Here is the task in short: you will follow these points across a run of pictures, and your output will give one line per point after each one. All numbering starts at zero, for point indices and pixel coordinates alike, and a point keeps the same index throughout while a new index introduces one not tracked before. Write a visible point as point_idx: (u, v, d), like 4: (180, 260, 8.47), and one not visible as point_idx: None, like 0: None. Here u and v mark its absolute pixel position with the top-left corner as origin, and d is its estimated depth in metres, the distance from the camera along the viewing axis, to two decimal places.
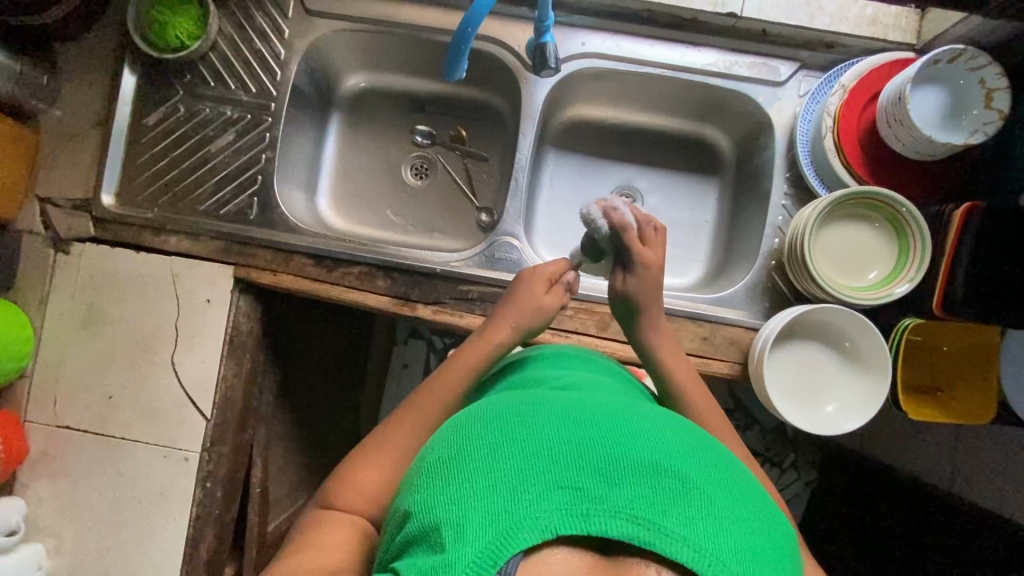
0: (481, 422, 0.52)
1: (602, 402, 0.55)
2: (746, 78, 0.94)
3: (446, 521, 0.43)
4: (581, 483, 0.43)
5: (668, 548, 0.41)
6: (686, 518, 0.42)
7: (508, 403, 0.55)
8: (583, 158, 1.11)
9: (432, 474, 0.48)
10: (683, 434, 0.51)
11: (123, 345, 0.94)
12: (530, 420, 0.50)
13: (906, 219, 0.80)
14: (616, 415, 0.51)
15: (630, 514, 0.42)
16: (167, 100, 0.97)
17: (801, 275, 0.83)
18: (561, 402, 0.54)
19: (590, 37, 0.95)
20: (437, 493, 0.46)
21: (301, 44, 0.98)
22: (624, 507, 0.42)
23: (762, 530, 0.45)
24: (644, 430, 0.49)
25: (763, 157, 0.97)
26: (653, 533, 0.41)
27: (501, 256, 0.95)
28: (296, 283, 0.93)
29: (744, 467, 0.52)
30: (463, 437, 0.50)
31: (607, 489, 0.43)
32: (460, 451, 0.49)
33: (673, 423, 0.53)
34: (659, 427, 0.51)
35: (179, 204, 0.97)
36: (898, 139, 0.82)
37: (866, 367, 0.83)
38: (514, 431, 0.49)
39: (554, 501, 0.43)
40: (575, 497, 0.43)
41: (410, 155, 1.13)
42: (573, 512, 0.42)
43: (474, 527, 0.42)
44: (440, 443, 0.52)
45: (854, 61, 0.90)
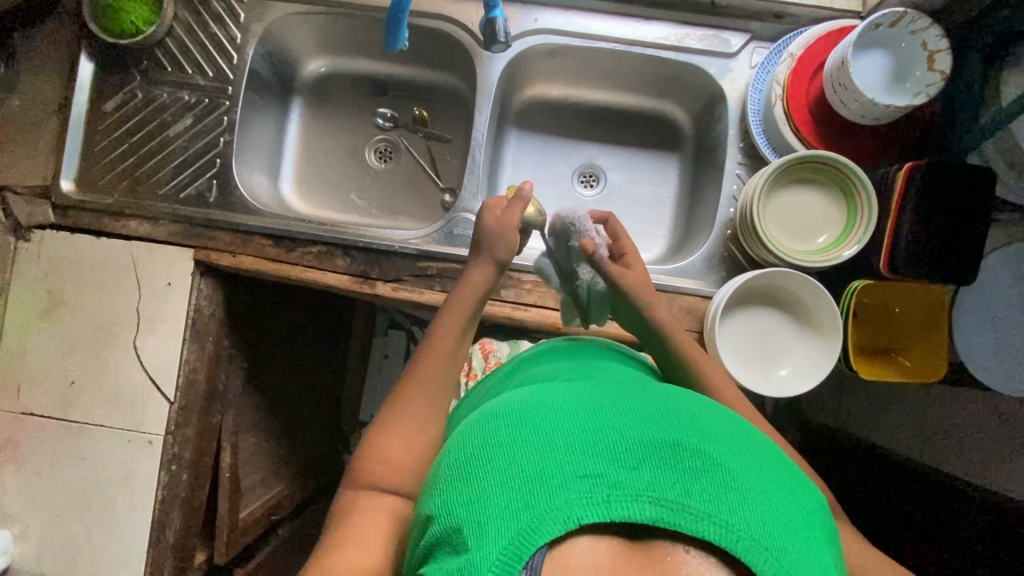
0: (491, 420, 0.52)
1: (611, 391, 0.56)
2: (697, 51, 0.95)
3: (467, 521, 0.44)
4: (599, 471, 0.44)
5: (693, 526, 0.41)
6: (707, 495, 0.42)
7: (518, 398, 0.55)
8: (545, 137, 1.12)
9: (449, 477, 0.49)
10: (694, 413, 0.51)
11: (85, 331, 0.95)
12: (540, 414, 0.50)
13: (853, 181, 0.81)
14: (625, 403, 0.52)
15: (651, 497, 0.42)
16: (125, 86, 0.98)
17: (753, 241, 0.84)
18: (570, 395, 0.54)
19: (543, 14, 0.96)
20: (456, 494, 0.46)
21: (257, 28, 0.98)
22: (645, 491, 0.43)
23: (787, 499, 0.45)
24: (656, 414, 0.49)
25: (718, 129, 0.98)
26: (675, 513, 0.41)
27: (459, 233, 0.95)
28: (256, 264, 0.94)
29: (762, 437, 0.52)
30: (475, 437, 0.51)
31: (626, 475, 0.44)
32: (473, 451, 0.49)
33: (685, 402, 0.53)
34: (671, 408, 0.51)
35: (140, 189, 0.97)
36: (844, 103, 0.83)
37: (816, 329, 0.84)
38: (526, 423, 0.49)
39: (574, 489, 0.43)
40: (594, 485, 0.43)
41: (373, 139, 1.13)
42: (595, 500, 0.42)
43: (496, 524, 0.42)
44: (454, 446, 0.53)
45: (801, 30, 0.91)
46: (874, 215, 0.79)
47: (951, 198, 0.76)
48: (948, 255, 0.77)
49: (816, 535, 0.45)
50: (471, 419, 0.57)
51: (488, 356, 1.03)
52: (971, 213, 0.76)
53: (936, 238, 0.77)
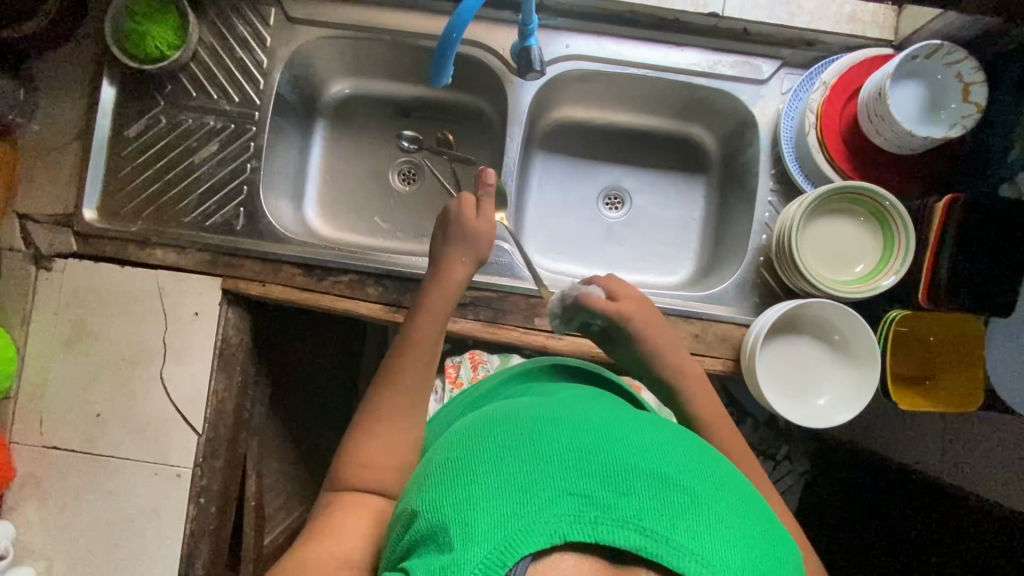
0: (489, 430, 0.52)
1: (610, 416, 0.56)
2: (728, 77, 0.95)
3: (454, 522, 0.44)
4: (589, 491, 0.44)
5: (675, 561, 0.40)
6: (694, 531, 0.42)
7: (517, 410, 0.56)
8: (569, 159, 1.12)
9: (440, 478, 0.49)
10: (690, 452, 0.51)
11: (110, 362, 0.93)
12: (539, 429, 0.51)
13: (893, 217, 0.81)
14: (623, 428, 0.52)
15: (637, 524, 0.42)
16: (148, 111, 0.96)
17: (791, 270, 0.84)
18: (570, 413, 0.55)
19: (574, 39, 0.95)
20: (446, 494, 0.46)
21: (284, 52, 0.97)
22: (632, 517, 0.42)
23: (768, 551, 0.45)
24: (651, 445, 0.50)
25: (748, 154, 0.98)
26: (659, 545, 0.41)
27: (492, 260, 0.94)
28: (285, 293, 0.92)
29: (753, 489, 0.52)
30: (472, 445, 0.51)
31: (616, 499, 0.43)
32: (468, 458, 0.49)
33: (682, 438, 0.54)
34: (668, 442, 0.51)
35: (164, 216, 0.95)
36: (879, 133, 0.84)
37: (854, 359, 0.84)
38: (525, 438, 0.49)
39: (562, 508, 0.43)
40: (582, 505, 0.43)
41: (397, 161, 1.12)
42: (582, 519, 0.42)
43: (482, 529, 0.42)
44: (448, 451, 0.53)
45: (834, 58, 0.91)
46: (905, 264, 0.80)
47: (992, 228, 0.77)
48: (987, 287, 0.77)
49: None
50: (466, 426, 0.58)
51: (477, 366, 0.99)
52: (1010, 245, 0.77)
53: (974, 272, 0.78)
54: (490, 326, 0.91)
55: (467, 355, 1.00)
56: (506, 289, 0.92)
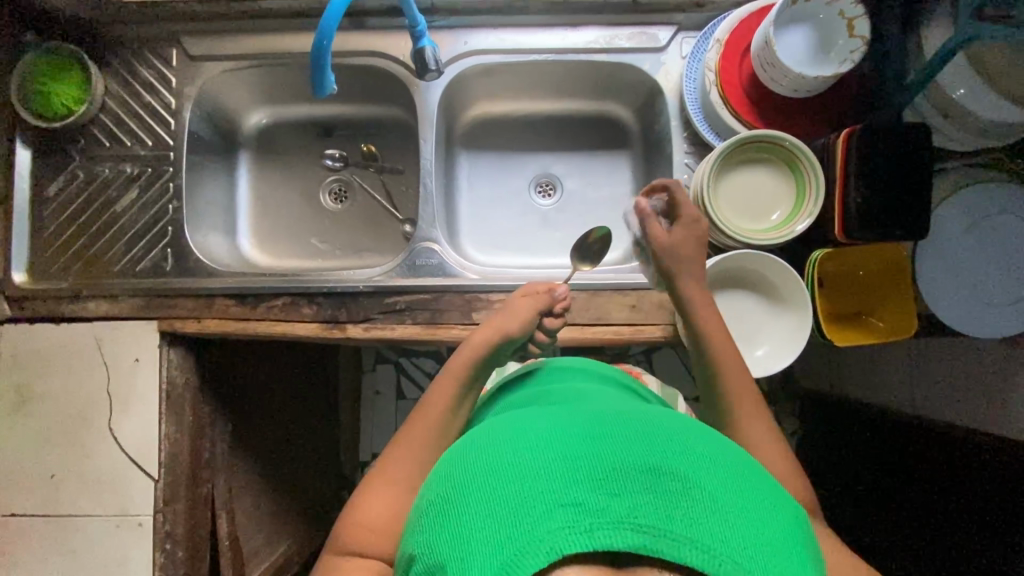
0: (474, 451, 0.51)
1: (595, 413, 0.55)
2: (628, 50, 0.96)
3: (452, 559, 0.43)
4: (581, 498, 0.43)
5: (676, 553, 0.40)
6: (690, 520, 0.42)
7: (502, 424, 0.55)
8: (494, 154, 1.13)
9: (433, 511, 0.48)
10: (677, 433, 0.50)
11: (59, 421, 0.93)
12: (522, 442, 0.50)
13: (801, 157, 0.82)
14: (607, 424, 0.51)
15: (633, 522, 0.41)
16: (66, 168, 0.97)
17: (707, 223, 0.85)
18: (555, 418, 0.54)
19: (472, 36, 0.96)
20: (443, 531, 0.46)
21: (191, 90, 0.98)
22: (627, 517, 0.42)
23: (770, 520, 0.45)
24: (639, 435, 0.49)
25: (661, 121, 0.99)
26: (658, 539, 0.41)
27: (422, 263, 0.94)
28: (220, 326, 0.92)
29: (745, 458, 0.52)
30: (455, 471, 0.51)
31: (608, 501, 0.43)
32: (458, 485, 0.48)
33: (669, 421, 0.53)
34: (653, 427, 0.51)
35: (94, 268, 0.96)
36: (776, 81, 0.84)
37: (786, 304, 0.85)
38: (508, 455, 0.48)
39: (556, 522, 0.42)
40: (576, 514, 0.42)
41: (326, 181, 1.13)
42: (577, 529, 0.41)
43: (479, 560, 0.42)
44: (440, 478, 0.52)
45: (724, 15, 0.92)
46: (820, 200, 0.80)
47: (891, 158, 0.78)
48: (897, 214, 0.78)
49: (800, 556, 0.44)
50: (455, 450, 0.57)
51: None
52: (911, 173, 0.78)
53: (884, 200, 0.78)
54: (430, 327, 0.91)
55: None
56: (439, 289, 0.92)
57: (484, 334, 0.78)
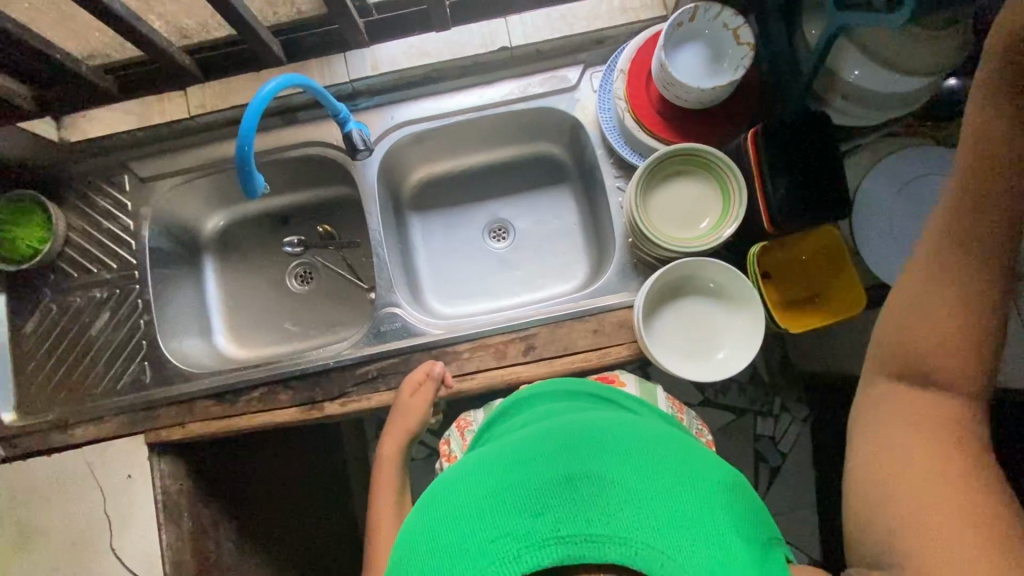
0: (420, 509, 0.56)
1: (523, 439, 0.60)
2: (543, 94, 1.02)
3: None
4: (511, 529, 0.48)
5: (599, 552, 0.45)
6: (607, 519, 0.47)
7: (445, 475, 0.60)
8: (443, 210, 1.18)
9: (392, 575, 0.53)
10: (597, 443, 0.56)
11: (62, 551, 0.94)
12: (458, 489, 0.54)
13: (726, 175, 0.87)
14: (531, 449, 0.57)
15: (557, 537, 0.46)
16: (39, 305, 1.01)
17: (645, 241, 0.88)
18: (489, 456, 0.59)
19: (395, 110, 1.02)
20: None
21: (146, 209, 1.03)
22: (551, 533, 0.47)
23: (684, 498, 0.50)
24: (559, 452, 0.55)
25: (589, 152, 1.04)
26: (582, 545, 0.46)
27: (387, 328, 0.97)
28: (204, 427, 0.95)
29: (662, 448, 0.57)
30: (403, 537, 0.55)
31: (534, 523, 0.48)
32: (408, 545, 0.53)
33: (587, 429, 0.59)
34: (571, 442, 0.57)
35: (77, 395, 0.99)
36: (679, 97, 0.89)
37: (734, 301, 0.87)
38: (446, 505, 0.53)
39: (492, 556, 0.47)
40: (508, 544, 0.47)
41: (290, 266, 1.18)
42: (511, 557, 0.46)
43: None
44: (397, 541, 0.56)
45: (623, 47, 0.98)
46: (737, 220, 0.85)
47: (800, 148, 0.83)
48: (818, 196, 0.81)
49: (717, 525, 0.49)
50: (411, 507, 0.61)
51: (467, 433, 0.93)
52: (821, 157, 0.82)
53: (804, 187, 0.82)
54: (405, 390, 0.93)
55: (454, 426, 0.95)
56: (407, 350, 0.95)
57: (391, 440, 0.93)
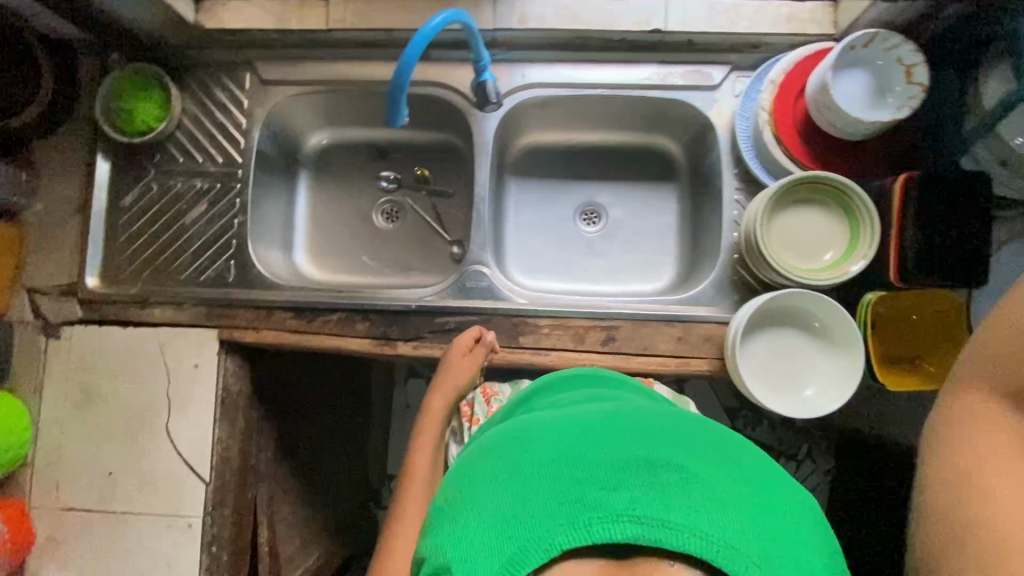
0: (477, 458, 0.54)
1: (594, 409, 0.58)
2: (682, 87, 0.98)
3: (455, 556, 0.46)
4: (581, 496, 0.46)
5: (673, 540, 0.43)
6: (686, 508, 0.45)
7: (505, 429, 0.58)
8: (543, 181, 1.16)
9: (439, 513, 0.51)
10: (676, 429, 0.53)
11: (119, 421, 0.97)
12: (523, 445, 0.52)
13: (863, 227, 0.83)
14: (604, 420, 0.54)
15: (631, 514, 0.44)
16: (140, 180, 1.02)
17: (760, 263, 0.86)
18: (555, 418, 0.57)
19: (529, 70, 1.00)
20: (448, 532, 0.48)
21: (261, 112, 1.03)
22: (625, 510, 0.44)
23: (764, 505, 0.47)
24: (635, 429, 0.52)
25: (712, 157, 1.01)
26: (656, 529, 0.44)
27: (474, 286, 0.96)
28: (277, 338, 0.96)
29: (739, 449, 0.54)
30: (458, 480, 0.53)
31: (606, 496, 0.46)
32: (463, 488, 0.51)
33: (663, 415, 0.56)
34: (648, 421, 0.54)
35: (160, 277, 1.00)
36: (831, 123, 0.86)
37: (835, 344, 0.85)
38: (510, 457, 0.51)
39: (557, 517, 0.45)
40: (576, 510, 0.45)
41: (378, 201, 1.18)
42: (578, 524, 0.44)
43: (483, 558, 0.45)
44: (446, 483, 0.55)
45: (780, 56, 0.94)
46: (846, 276, 0.82)
47: (952, 204, 0.78)
48: (954, 259, 0.79)
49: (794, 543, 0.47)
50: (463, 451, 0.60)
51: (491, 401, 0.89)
52: (970, 219, 0.78)
53: (942, 245, 0.79)
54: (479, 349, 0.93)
55: (479, 388, 0.90)
56: (487, 312, 0.94)
57: (441, 397, 0.88)
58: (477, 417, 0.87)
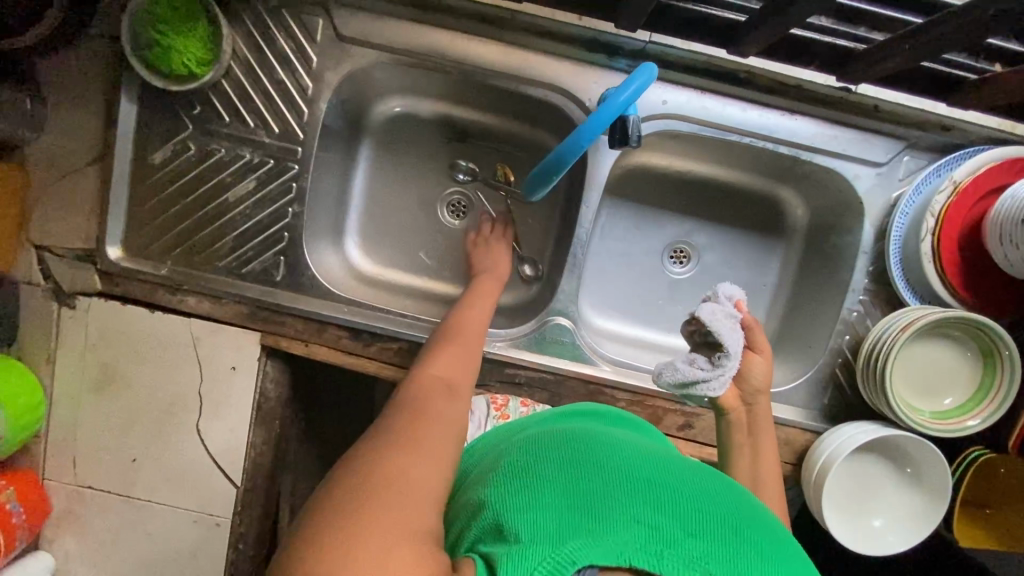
0: (557, 446, 0.52)
1: (678, 460, 0.55)
2: (843, 156, 0.82)
3: (519, 520, 0.43)
4: (660, 525, 0.43)
5: None
6: None
7: (588, 432, 0.56)
8: (638, 207, 1.02)
9: (507, 478, 0.49)
10: (755, 515, 0.50)
11: (144, 409, 0.88)
12: (611, 459, 0.50)
13: (994, 396, 0.76)
14: (692, 473, 0.52)
15: (705, 567, 0.41)
16: (176, 136, 0.83)
17: (875, 389, 0.79)
18: (639, 449, 0.55)
19: (672, 94, 0.81)
20: (512, 497, 0.46)
21: (333, 76, 0.83)
22: (700, 560, 0.41)
23: None
24: (720, 496, 0.49)
25: (844, 240, 0.89)
26: None
27: (553, 339, 0.86)
28: (329, 355, 0.86)
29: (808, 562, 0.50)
30: (535, 456, 0.51)
31: (684, 540, 0.42)
32: (541, 468, 0.49)
33: (742, 493, 0.53)
34: (732, 495, 0.51)
35: (194, 258, 0.86)
36: (1007, 257, 0.75)
37: (920, 497, 0.82)
38: (595, 459, 0.49)
39: (629, 530, 0.42)
40: (652, 535, 0.42)
41: (447, 192, 1.02)
42: (650, 549, 0.41)
43: (549, 532, 0.42)
44: (516, 457, 0.53)
45: (969, 152, 0.79)
46: (945, 433, 0.76)
47: None
48: None
49: None
50: (533, 437, 0.57)
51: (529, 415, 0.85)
52: None
53: None
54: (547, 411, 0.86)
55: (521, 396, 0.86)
56: (565, 373, 0.86)
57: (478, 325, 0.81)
58: (509, 412, 0.83)
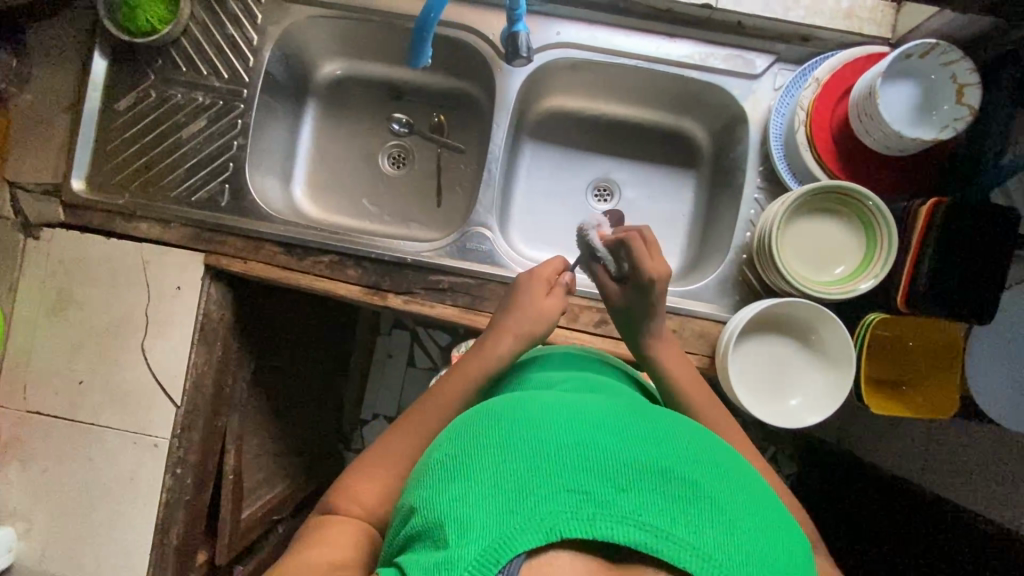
0: (483, 419, 0.48)
1: (615, 404, 0.50)
2: (720, 71, 0.93)
3: (448, 518, 0.39)
4: (590, 487, 0.39)
5: (676, 556, 0.37)
6: (698, 526, 0.38)
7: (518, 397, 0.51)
8: (558, 148, 1.11)
9: (435, 468, 0.45)
10: (695, 442, 0.46)
11: (94, 332, 0.94)
12: (537, 418, 0.45)
13: (878, 258, 0.80)
14: (626, 415, 0.47)
15: (638, 520, 0.38)
16: (139, 85, 0.97)
17: (768, 266, 0.84)
18: (570, 401, 0.49)
19: (565, 27, 0.94)
20: (438, 491, 0.42)
21: (275, 29, 0.97)
22: (632, 513, 0.38)
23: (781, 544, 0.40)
24: (657, 433, 0.45)
25: (738, 150, 0.97)
26: (662, 541, 0.37)
27: (473, 247, 0.93)
28: (264, 271, 0.93)
29: (764, 484, 0.47)
30: (463, 434, 0.47)
31: (616, 495, 0.39)
32: (466, 447, 0.44)
33: (683, 424, 0.49)
34: (673, 430, 0.46)
35: (150, 190, 0.96)
36: (868, 133, 0.82)
37: (829, 363, 0.83)
38: (519, 427, 0.44)
39: (559, 502, 0.38)
40: (582, 499, 0.39)
41: (386, 144, 1.12)
42: (580, 515, 0.38)
43: (479, 527, 0.38)
44: (444, 441, 0.48)
45: (829, 55, 0.89)
46: (832, 295, 0.80)
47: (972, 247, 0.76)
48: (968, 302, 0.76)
49: None
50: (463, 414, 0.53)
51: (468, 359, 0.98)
52: (989, 265, 0.76)
53: (960, 284, 0.76)
54: (468, 312, 0.91)
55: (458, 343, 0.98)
56: (484, 277, 0.92)
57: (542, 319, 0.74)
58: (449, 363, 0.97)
